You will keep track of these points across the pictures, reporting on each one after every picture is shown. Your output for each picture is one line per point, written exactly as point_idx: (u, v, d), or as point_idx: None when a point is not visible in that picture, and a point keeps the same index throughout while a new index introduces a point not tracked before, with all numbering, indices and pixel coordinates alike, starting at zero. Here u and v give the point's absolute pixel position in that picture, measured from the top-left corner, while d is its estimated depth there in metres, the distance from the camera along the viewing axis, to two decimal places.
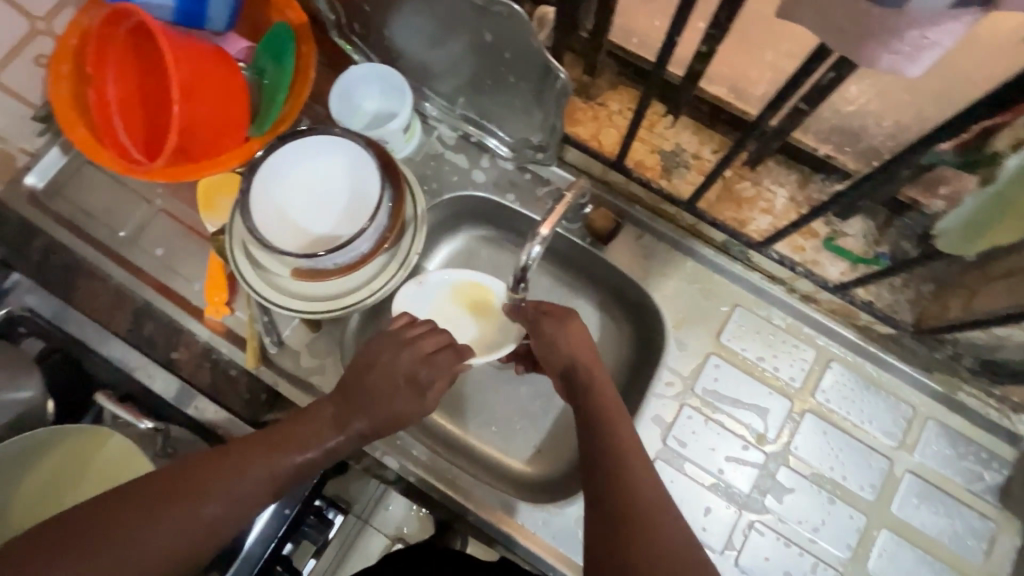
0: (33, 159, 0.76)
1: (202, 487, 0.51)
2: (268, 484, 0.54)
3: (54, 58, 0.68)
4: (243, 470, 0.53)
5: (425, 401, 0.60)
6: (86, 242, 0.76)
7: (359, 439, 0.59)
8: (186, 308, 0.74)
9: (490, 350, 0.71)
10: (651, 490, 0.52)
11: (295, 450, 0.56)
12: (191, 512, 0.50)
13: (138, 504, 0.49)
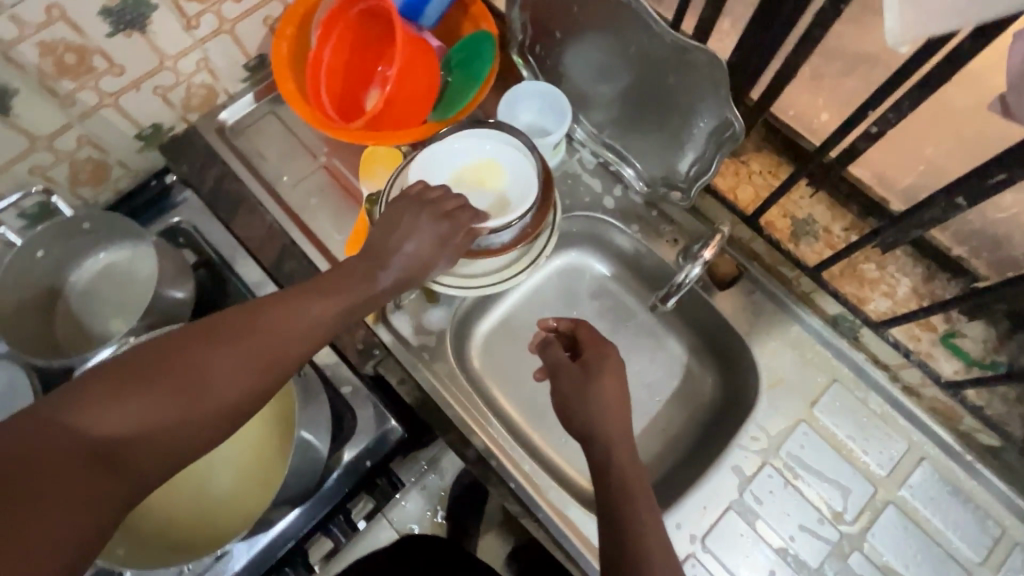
0: (230, 100, 0.88)
1: (261, 323, 0.51)
2: (324, 322, 0.54)
3: (283, 20, 0.79)
4: (293, 315, 0.52)
5: (456, 250, 0.63)
6: (254, 178, 0.85)
7: (396, 287, 0.59)
8: (324, 256, 0.81)
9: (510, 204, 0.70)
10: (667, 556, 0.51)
11: (345, 292, 0.56)
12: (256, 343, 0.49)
13: (205, 339, 0.48)
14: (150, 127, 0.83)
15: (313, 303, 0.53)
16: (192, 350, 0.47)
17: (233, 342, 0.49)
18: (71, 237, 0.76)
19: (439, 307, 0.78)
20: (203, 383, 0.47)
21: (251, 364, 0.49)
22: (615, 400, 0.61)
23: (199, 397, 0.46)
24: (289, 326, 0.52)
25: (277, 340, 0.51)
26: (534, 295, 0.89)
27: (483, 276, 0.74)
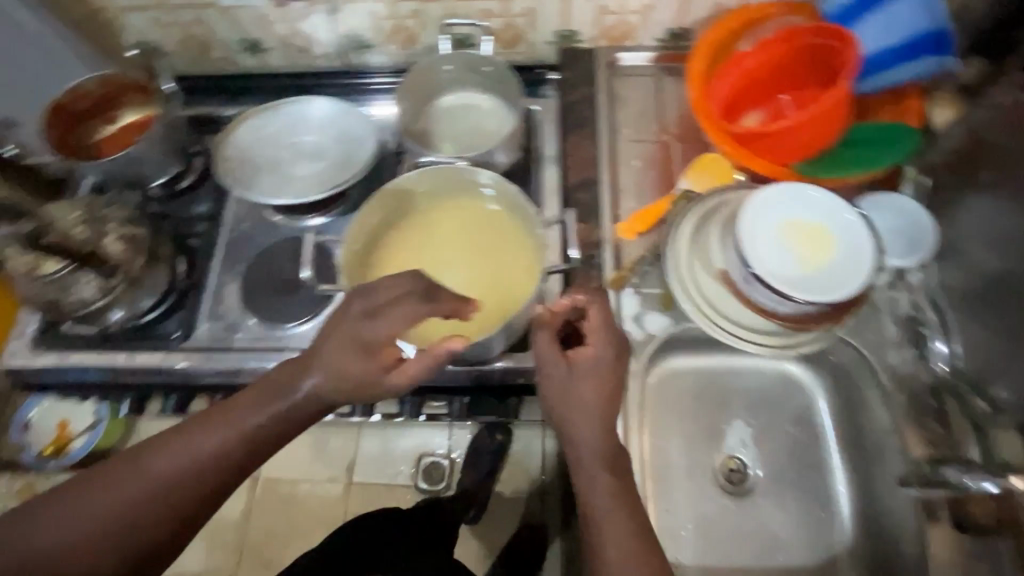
0: (634, 48, 0.96)
1: (146, 467, 0.55)
2: (278, 419, 0.58)
3: (734, 14, 0.83)
4: (182, 446, 0.56)
5: (381, 381, 0.58)
6: (605, 115, 0.92)
7: (318, 399, 0.58)
8: (609, 208, 0.85)
9: (841, 266, 0.66)
10: None
11: (287, 401, 0.58)
12: (138, 473, 0.54)
13: (95, 484, 0.54)
14: (570, 31, 0.94)
15: (327, 348, 0.58)
16: (187, 431, 0.57)
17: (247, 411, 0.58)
18: (471, 71, 0.88)
19: (665, 316, 0.79)
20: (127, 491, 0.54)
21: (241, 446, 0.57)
22: (591, 392, 0.60)
23: (120, 495, 0.54)
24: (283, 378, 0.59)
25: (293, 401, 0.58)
26: (743, 376, 0.86)
27: (729, 323, 0.73)
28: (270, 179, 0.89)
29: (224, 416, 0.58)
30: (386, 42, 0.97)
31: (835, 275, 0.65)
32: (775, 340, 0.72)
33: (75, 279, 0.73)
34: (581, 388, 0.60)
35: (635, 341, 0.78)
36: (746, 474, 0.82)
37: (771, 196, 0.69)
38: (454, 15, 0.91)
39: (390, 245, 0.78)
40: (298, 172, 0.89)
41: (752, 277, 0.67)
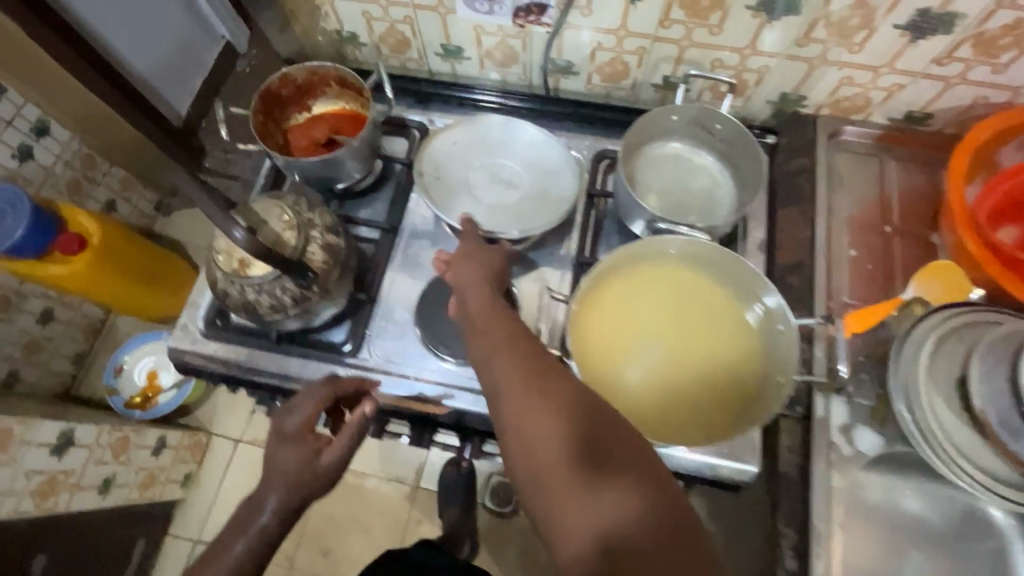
0: (863, 124, 0.89)
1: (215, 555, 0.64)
2: (283, 484, 0.65)
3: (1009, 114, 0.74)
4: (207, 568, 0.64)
5: (320, 465, 0.66)
6: (823, 193, 0.85)
7: (289, 484, 0.65)
8: (823, 299, 0.78)
9: None
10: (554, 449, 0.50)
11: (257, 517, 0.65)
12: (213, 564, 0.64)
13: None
14: (799, 95, 0.87)
15: (284, 443, 0.67)
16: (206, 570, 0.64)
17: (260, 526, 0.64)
18: (698, 127, 0.81)
19: (877, 433, 0.72)
20: None
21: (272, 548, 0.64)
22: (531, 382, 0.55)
23: None
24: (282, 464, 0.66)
25: (301, 483, 0.65)
26: None
27: (970, 467, 0.65)
28: (464, 202, 0.85)
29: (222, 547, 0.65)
30: (593, 71, 0.92)
31: None
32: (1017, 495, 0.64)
33: (277, 285, 0.69)
34: (497, 368, 0.58)
35: (842, 455, 0.71)
36: None
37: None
38: (681, 59, 0.85)
39: (608, 298, 0.72)
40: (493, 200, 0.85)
41: None
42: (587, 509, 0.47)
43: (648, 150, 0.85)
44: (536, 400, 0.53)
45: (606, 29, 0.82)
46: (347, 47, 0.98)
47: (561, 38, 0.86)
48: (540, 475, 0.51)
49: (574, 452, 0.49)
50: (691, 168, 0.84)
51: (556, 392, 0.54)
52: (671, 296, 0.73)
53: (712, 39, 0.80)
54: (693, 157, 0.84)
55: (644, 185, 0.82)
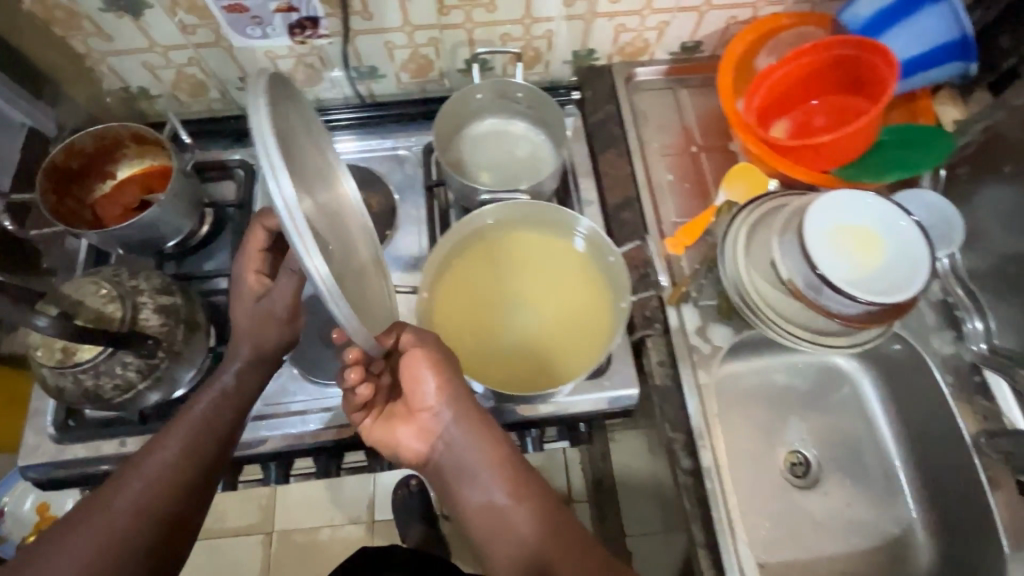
0: (650, 63, 0.98)
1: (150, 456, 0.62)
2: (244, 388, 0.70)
3: (753, 27, 0.86)
4: (144, 465, 0.61)
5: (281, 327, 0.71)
6: (633, 132, 0.93)
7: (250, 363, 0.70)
8: (655, 226, 0.86)
9: (887, 277, 0.70)
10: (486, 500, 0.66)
11: (213, 404, 0.67)
12: (151, 459, 0.62)
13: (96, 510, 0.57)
14: (588, 50, 0.94)
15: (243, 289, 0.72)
16: (143, 463, 0.61)
17: (169, 470, 0.61)
18: (503, 99, 0.86)
19: (726, 325, 0.81)
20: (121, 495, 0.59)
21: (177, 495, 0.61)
22: (478, 428, 0.66)
23: (109, 515, 0.57)
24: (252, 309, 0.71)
25: (198, 427, 0.65)
26: (793, 371, 0.91)
27: (795, 331, 0.76)
28: (284, 132, 0.55)
29: (104, 501, 0.58)
30: (399, 70, 0.94)
31: (881, 288, 0.69)
32: (839, 341, 0.75)
33: (114, 362, 0.65)
34: (473, 453, 0.66)
35: (703, 355, 0.79)
36: (805, 465, 0.87)
37: (854, 198, 0.72)
38: (473, 41, 0.89)
39: (446, 296, 0.75)
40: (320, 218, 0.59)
41: (821, 282, 0.69)
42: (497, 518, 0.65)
43: (468, 133, 0.89)
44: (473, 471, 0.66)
45: (393, 28, 0.85)
46: (142, 102, 0.93)
47: (354, 45, 0.87)
48: (474, 499, 0.66)
49: (501, 494, 0.66)
50: (510, 138, 0.89)
51: (498, 469, 0.66)
52: (536, 257, 0.78)
53: (492, 17, 0.85)
54: (511, 128, 0.89)
55: (471, 165, 0.87)
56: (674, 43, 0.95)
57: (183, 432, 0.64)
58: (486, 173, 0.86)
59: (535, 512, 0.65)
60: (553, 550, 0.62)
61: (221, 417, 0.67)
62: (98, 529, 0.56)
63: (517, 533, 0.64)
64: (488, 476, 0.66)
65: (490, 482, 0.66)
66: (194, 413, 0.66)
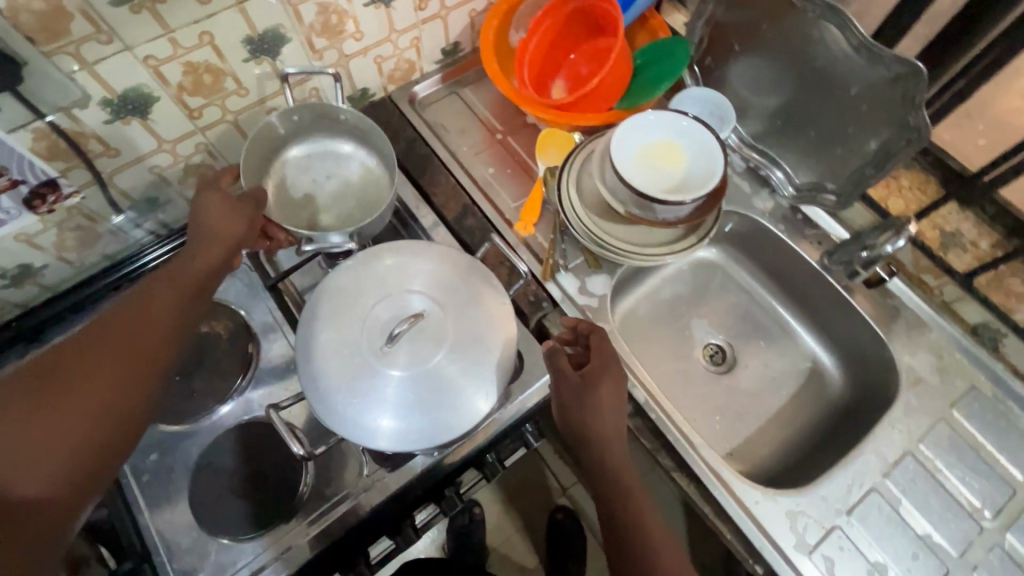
0: (423, 78, 1.00)
1: (172, 287, 0.62)
2: (180, 276, 0.62)
3: (492, 13, 0.90)
4: (157, 292, 0.61)
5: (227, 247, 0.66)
6: (440, 144, 0.95)
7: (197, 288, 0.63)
8: (501, 218, 0.89)
9: (700, 170, 0.78)
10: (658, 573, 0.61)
11: (229, 224, 0.67)
12: (159, 284, 0.61)
13: (133, 319, 0.58)
14: (360, 91, 0.94)
15: (204, 244, 0.65)
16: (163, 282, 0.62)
17: (101, 362, 0.55)
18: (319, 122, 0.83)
19: (600, 273, 0.87)
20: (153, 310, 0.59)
21: (104, 401, 0.53)
22: (612, 407, 0.68)
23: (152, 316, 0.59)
24: (208, 227, 0.66)
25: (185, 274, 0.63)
26: (671, 281, 1.00)
27: (653, 249, 0.82)
28: (373, 280, 0.66)
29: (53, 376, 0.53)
30: (181, 189, 0.86)
31: (697, 184, 0.77)
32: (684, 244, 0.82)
33: None
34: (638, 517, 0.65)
35: (596, 311, 0.84)
36: (720, 349, 0.96)
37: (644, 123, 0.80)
38: (242, 129, 0.84)
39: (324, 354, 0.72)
40: (451, 302, 0.65)
41: (648, 203, 0.76)
42: None
43: (291, 158, 0.86)
44: (609, 492, 0.66)
45: (148, 152, 0.77)
46: None
47: (115, 185, 0.78)
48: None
49: None
50: (337, 159, 0.87)
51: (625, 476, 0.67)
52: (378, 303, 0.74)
53: (248, 100, 0.81)
54: (335, 151, 0.87)
55: (300, 198, 0.85)
56: (436, 53, 0.98)
57: (120, 330, 0.57)
58: (319, 210, 0.85)
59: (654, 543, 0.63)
60: None
61: (170, 320, 0.60)
62: (133, 359, 0.56)
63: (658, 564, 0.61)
64: (619, 495, 0.66)
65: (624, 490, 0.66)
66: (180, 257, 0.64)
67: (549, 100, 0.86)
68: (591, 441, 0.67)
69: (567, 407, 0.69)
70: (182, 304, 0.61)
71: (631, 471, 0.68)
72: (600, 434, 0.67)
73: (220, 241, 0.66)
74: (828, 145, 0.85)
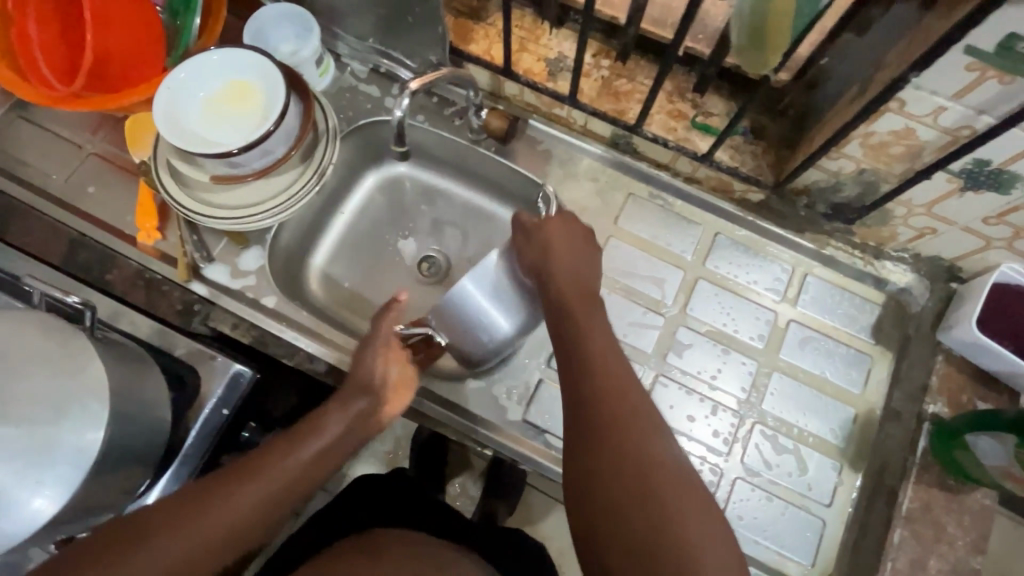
0: None
1: (247, 475, 0.53)
2: (278, 488, 0.53)
3: None
4: (251, 483, 0.52)
5: (375, 421, 0.62)
6: (19, 184, 0.80)
7: (300, 478, 0.55)
8: (119, 236, 0.78)
9: (271, 91, 0.71)
10: (620, 401, 0.53)
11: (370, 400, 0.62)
12: (269, 468, 0.54)
13: (190, 504, 0.50)
14: None
15: (344, 413, 0.60)
16: (273, 464, 0.54)
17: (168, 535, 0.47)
18: (231, 56, 0.71)
19: (250, 248, 0.79)
20: (229, 508, 0.50)
21: (223, 531, 0.49)
22: (570, 250, 0.65)
23: (236, 509, 0.51)
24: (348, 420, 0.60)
25: (311, 452, 0.57)
26: (363, 213, 0.94)
27: (270, 199, 0.75)
28: None
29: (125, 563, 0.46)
30: None
31: (272, 99, 0.70)
32: (298, 184, 0.75)
33: None
34: (593, 339, 0.58)
35: (256, 287, 0.78)
36: (433, 257, 0.93)
37: (202, 63, 0.71)
38: None
39: None
40: None
41: (223, 158, 0.68)
42: (635, 439, 0.50)
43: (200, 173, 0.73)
44: (559, 329, 0.61)
45: None
46: None
47: None
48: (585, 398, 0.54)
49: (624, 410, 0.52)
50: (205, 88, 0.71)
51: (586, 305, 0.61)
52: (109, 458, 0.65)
53: None
54: (213, 76, 0.72)
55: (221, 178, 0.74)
56: None
57: (178, 526, 0.48)
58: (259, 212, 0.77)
59: (612, 357, 0.56)
60: (658, 467, 0.48)
61: (252, 518, 0.51)
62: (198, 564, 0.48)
63: (636, 438, 0.50)
64: (566, 337, 0.59)
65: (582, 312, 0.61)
66: (293, 452, 0.56)
67: (54, 86, 0.69)
68: (546, 279, 0.63)
69: (543, 260, 0.64)
70: (327, 432, 0.58)
71: (591, 306, 0.61)
72: (574, 310, 0.61)
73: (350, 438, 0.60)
74: (402, 18, 0.79)
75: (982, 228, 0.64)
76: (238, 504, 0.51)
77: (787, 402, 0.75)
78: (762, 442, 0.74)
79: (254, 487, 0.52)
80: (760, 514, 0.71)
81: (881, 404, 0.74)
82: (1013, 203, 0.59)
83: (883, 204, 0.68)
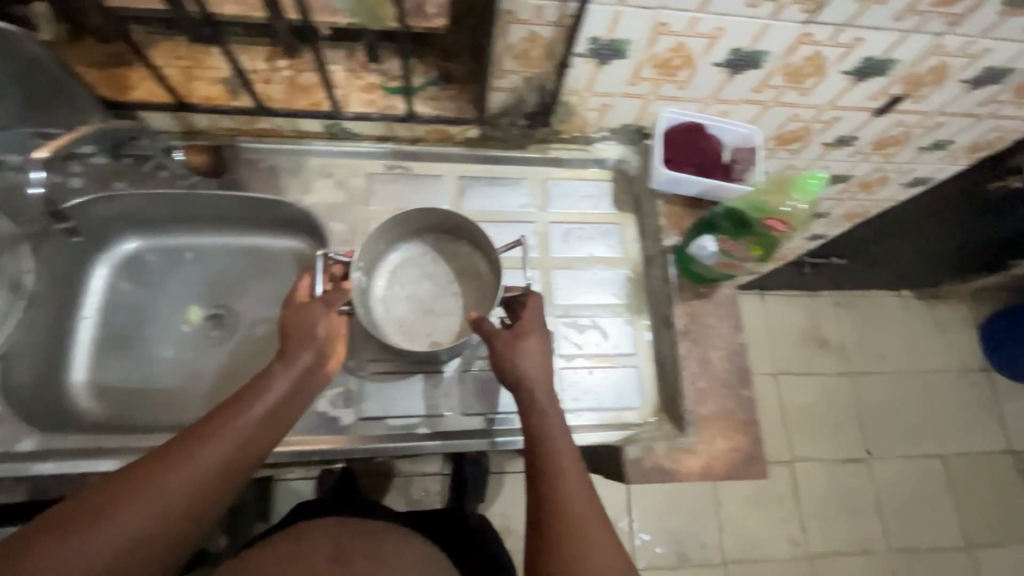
0: None
1: (204, 438, 0.58)
2: (235, 446, 0.59)
3: None
4: (210, 442, 0.58)
5: (318, 372, 0.68)
6: None
7: (258, 428, 0.61)
8: None
9: None
10: (564, 454, 0.64)
11: (306, 351, 0.67)
12: (224, 429, 0.59)
13: (152, 468, 0.56)
14: None
15: (289, 370, 0.65)
16: (232, 420, 0.60)
17: (129, 503, 0.54)
18: None
19: None
20: (188, 472, 0.57)
21: (183, 491, 0.56)
22: (539, 349, 0.69)
23: (196, 467, 0.57)
24: (295, 375, 0.65)
25: (263, 406, 0.62)
26: (110, 307, 0.84)
27: None
28: None
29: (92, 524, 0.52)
30: None
31: None
32: None
33: None
34: (541, 392, 0.67)
35: None
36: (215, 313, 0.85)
37: None
38: None
39: None
40: None
41: None
42: (566, 487, 0.62)
43: None
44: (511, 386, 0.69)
45: None
46: None
47: None
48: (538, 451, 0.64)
49: (567, 466, 0.63)
50: None
51: (538, 358, 0.69)
52: None
53: None
54: None
55: None
56: None
57: (142, 489, 0.54)
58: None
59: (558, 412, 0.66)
60: (578, 508, 0.61)
61: (213, 475, 0.58)
62: (168, 523, 0.55)
63: (560, 479, 0.62)
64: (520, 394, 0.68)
65: (539, 367, 0.68)
66: (244, 414, 0.61)
67: None
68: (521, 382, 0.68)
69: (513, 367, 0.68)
70: (270, 391, 0.63)
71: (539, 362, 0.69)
72: (523, 361, 0.68)
73: (297, 388, 0.65)
74: (38, 91, 0.71)
75: (633, 89, 0.78)
76: (183, 477, 0.56)
77: (574, 288, 0.85)
78: (566, 330, 0.83)
79: (209, 454, 0.58)
80: (587, 387, 0.80)
81: (639, 255, 0.88)
82: (636, 61, 0.72)
83: (560, 97, 0.78)
